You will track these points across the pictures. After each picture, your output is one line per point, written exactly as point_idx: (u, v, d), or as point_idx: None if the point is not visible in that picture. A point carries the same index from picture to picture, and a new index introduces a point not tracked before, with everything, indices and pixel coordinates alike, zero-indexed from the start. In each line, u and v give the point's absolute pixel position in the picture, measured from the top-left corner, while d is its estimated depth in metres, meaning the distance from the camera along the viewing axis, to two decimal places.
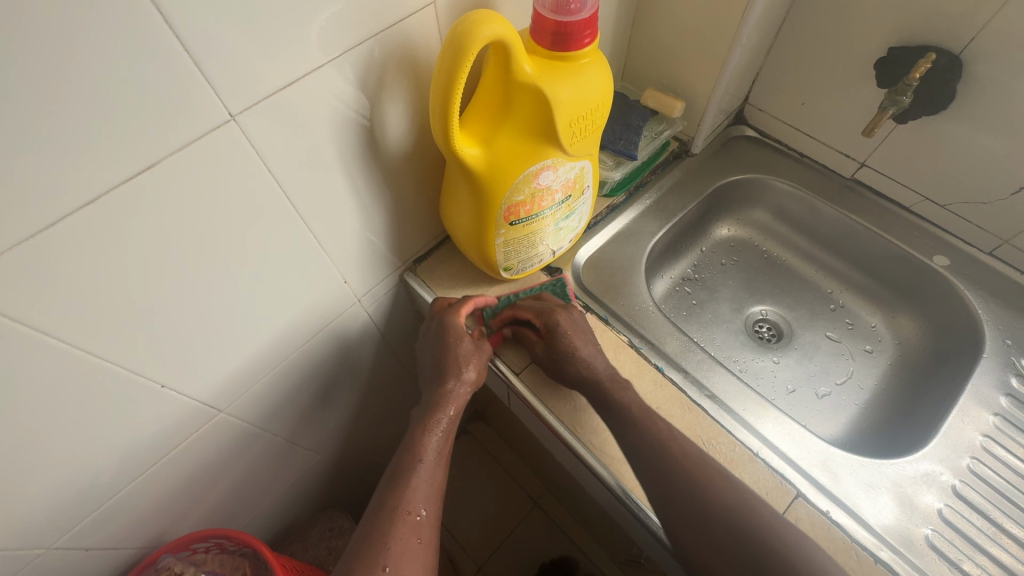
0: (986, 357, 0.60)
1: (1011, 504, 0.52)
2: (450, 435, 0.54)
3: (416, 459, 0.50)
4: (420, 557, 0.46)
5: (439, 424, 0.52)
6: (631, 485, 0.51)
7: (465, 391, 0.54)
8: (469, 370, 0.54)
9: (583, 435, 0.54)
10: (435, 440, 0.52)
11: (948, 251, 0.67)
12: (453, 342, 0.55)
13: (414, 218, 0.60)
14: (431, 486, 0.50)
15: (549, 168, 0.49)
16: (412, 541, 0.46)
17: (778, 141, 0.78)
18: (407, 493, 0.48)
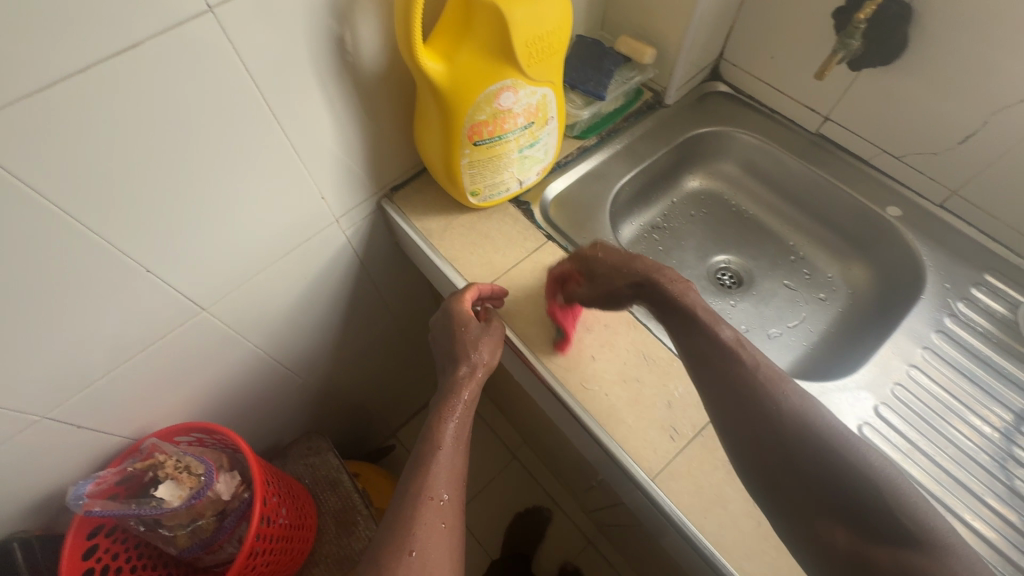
0: (925, 298, 0.63)
1: (928, 425, 0.56)
2: (467, 420, 0.56)
3: (435, 445, 0.53)
4: (443, 540, 0.49)
5: (455, 411, 0.55)
6: (587, 403, 0.55)
7: (477, 375, 0.56)
8: (481, 353, 0.57)
9: (534, 349, 0.59)
10: (452, 428, 0.54)
11: (902, 203, 0.70)
12: (462, 330, 0.57)
13: (390, 144, 0.64)
14: (450, 471, 0.53)
15: (509, 89, 0.53)
16: (437, 523, 0.49)
17: (750, 96, 0.81)
18: (429, 479, 0.51)
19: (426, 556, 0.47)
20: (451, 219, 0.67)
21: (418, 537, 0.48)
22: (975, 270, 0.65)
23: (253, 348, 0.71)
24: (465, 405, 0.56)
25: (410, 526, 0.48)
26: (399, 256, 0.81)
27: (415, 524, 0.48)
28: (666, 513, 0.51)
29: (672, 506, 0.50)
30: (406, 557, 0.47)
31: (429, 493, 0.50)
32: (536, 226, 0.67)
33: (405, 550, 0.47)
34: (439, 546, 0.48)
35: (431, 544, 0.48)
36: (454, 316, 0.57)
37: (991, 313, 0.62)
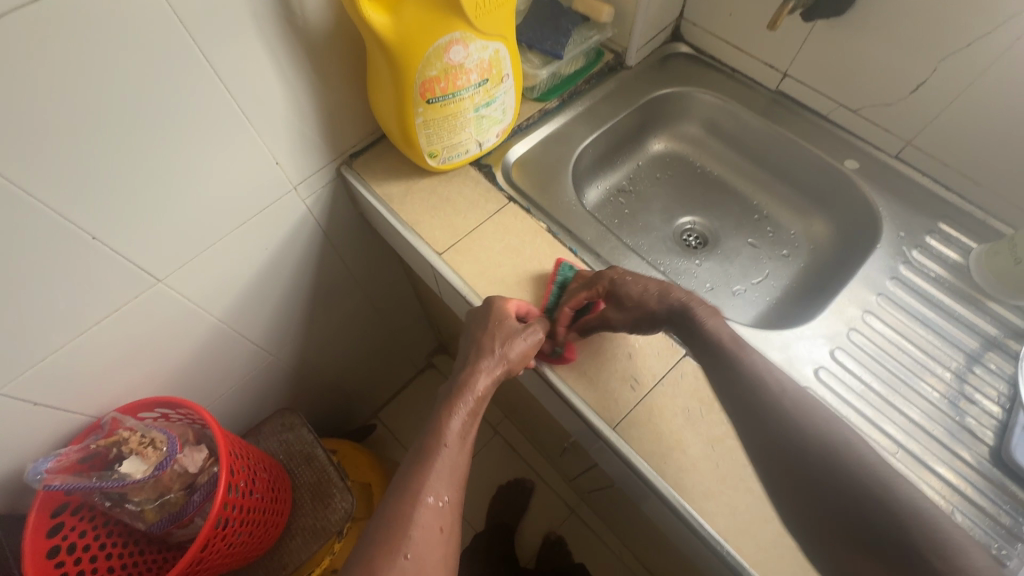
0: (879, 247, 0.65)
1: (881, 367, 0.58)
2: (477, 414, 0.52)
3: (442, 440, 0.49)
4: (439, 546, 0.45)
5: (464, 408, 0.50)
6: (580, 389, 0.54)
7: (496, 370, 0.52)
8: (512, 353, 0.52)
9: (564, 371, 0.55)
10: (460, 423, 0.50)
11: (859, 156, 0.71)
12: (498, 325, 0.53)
13: (345, 107, 0.63)
14: (454, 471, 0.48)
15: (459, 42, 0.52)
16: (434, 528, 0.45)
17: (711, 57, 0.81)
18: (428, 478, 0.46)
19: (420, 561, 0.43)
20: (411, 184, 0.66)
21: (414, 541, 0.44)
22: (929, 219, 0.66)
23: (216, 322, 0.70)
24: (477, 400, 0.51)
25: (407, 529, 0.44)
26: (364, 226, 0.81)
27: (411, 527, 0.44)
28: (626, 460, 0.51)
29: (632, 455, 0.51)
30: (400, 561, 0.42)
31: (430, 494, 0.46)
32: (498, 188, 0.66)
33: (400, 555, 0.43)
34: (436, 551, 0.44)
35: (427, 550, 0.44)
36: (495, 310, 0.54)
37: (944, 259, 0.64)
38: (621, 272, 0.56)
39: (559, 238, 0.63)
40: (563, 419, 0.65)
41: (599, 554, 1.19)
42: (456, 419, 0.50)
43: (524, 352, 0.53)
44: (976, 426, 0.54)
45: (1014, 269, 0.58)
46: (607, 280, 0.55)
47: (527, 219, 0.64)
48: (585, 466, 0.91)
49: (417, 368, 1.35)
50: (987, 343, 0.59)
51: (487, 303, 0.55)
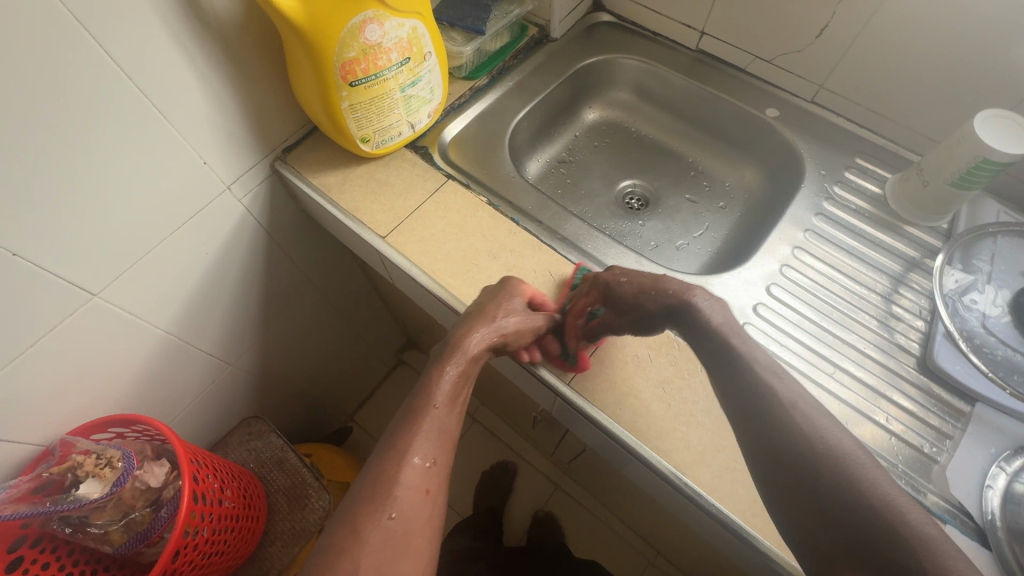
0: (803, 187, 0.69)
1: (815, 297, 0.61)
2: (468, 379, 0.52)
3: (431, 401, 0.49)
4: (426, 508, 0.44)
5: (456, 371, 0.51)
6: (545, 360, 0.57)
7: (490, 338, 0.52)
8: (509, 322, 0.52)
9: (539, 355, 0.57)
10: (449, 386, 0.50)
11: (778, 105, 0.74)
12: (501, 296, 0.54)
13: (269, 100, 0.62)
14: (442, 433, 0.48)
15: (373, 21, 0.52)
16: (421, 488, 0.44)
17: (633, 23, 0.83)
18: (416, 438, 0.46)
19: (406, 522, 0.42)
20: (348, 171, 0.66)
21: (400, 501, 0.43)
22: (847, 156, 0.70)
23: (164, 334, 0.68)
24: (470, 364, 0.52)
25: (392, 488, 0.43)
26: (308, 223, 0.80)
27: (397, 486, 0.43)
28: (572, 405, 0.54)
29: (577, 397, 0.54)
30: (384, 522, 0.42)
31: (418, 455, 0.46)
32: (436, 168, 0.67)
33: (387, 515, 0.42)
34: (422, 513, 0.43)
35: (413, 511, 0.43)
36: (507, 284, 0.55)
37: (863, 192, 0.68)
38: (612, 273, 0.55)
39: (500, 209, 0.64)
40: (532, 392, 0.66)
41: (587, 524, 1.21)
42: (445, 380, 0.50)
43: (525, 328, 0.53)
44: (904, 341, 0.58)
45: (924, 191, 0.62)
46: (601, 284, 0.55)
47: (467, 194, 0.65)
48: (559, 436, 0.93)
49: (387, 366, 1.35)
50: (908, 264, 0.63)
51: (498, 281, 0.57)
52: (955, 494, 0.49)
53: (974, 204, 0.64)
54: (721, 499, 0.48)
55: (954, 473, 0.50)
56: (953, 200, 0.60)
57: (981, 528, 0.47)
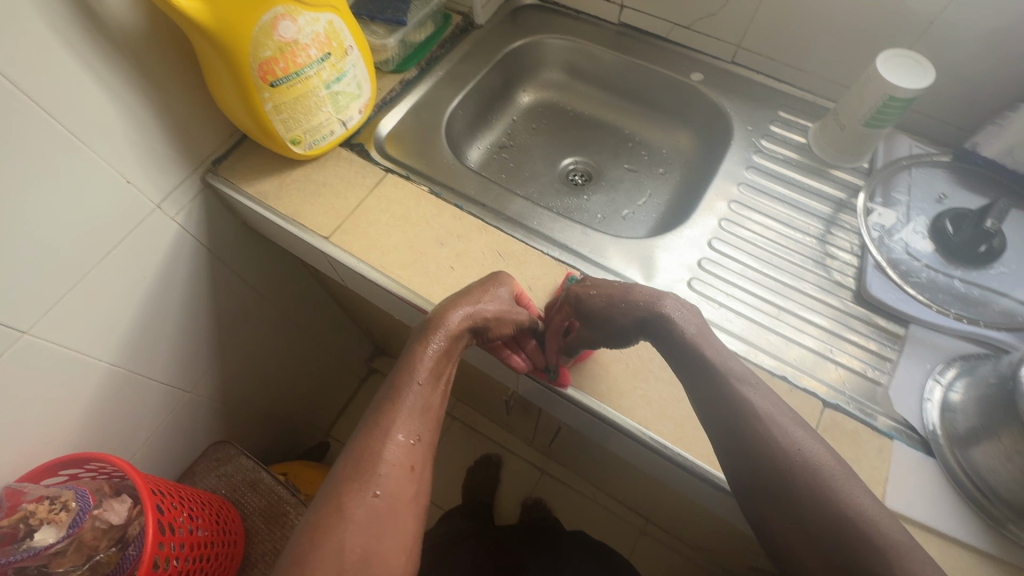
0: (733, 144, 0.71)
1: (754, 246, 0.63)
2: (452, 354, 0.50)
3: (414, 377, 0.47)
4: (411, 484, 0.43)
5: (441, 347, 0.48)
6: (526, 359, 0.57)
7: (475, 315, 0.50)
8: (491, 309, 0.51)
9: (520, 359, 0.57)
10: (434, 362, 0.48)
11: (701, 68, 0.77)
12: (490, 283, 0.53)
13: (190, 111, 0.60)
14: (425, 410, 0.47)
15: (285, 17, 0.51)
16: (405, 466, 0.43)
17: (555, 3, 0.84)
18: (398, 416, 0.45)
19: (390, 497, 0.42)
20: (284, 176, 0.65)
21: (384, 477, 0.42)
22: (770, 110, 0.73)
23: (110, 367, 0.65)
24: (455, 339, 0.49)
25: (375, 465, 0.42)
26: (250, 235, 0.78)
27: (380, 463, 0.42)
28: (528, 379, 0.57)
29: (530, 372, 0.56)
30: (368, 499, 0.41)
31: (401, 432, 0.44)
32: (373, 163, 0.66)
33: (371, 490, 0.41)
34: (407, 489, 0.43)
35: (398, 489, 0.42)
36: (493, 277, 0.54)
37: (789, 142, 0.71)
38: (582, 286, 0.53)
39: (443, 197, 0.64)
40: (499, 375, 0.67)
41: (577, 504, 1.22)
42: (429, 355, 0.48)
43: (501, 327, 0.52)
44: (840, 277, 0.61)
45: (842, 134, 0.65)
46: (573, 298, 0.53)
47: (408, 186, 0.65)
48: (535, 418, 0.93)
49: (358, 376, 1.33)
50: (837, 205, 0.66)
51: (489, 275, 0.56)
52: (898, 410, 0.52)
53: (889, 141, 0.67)
54: (686, 447, 0.50)
55: (896, 392, 0.53)
56: (869, 139, 0.64)
57: (925, 439, 0.50)
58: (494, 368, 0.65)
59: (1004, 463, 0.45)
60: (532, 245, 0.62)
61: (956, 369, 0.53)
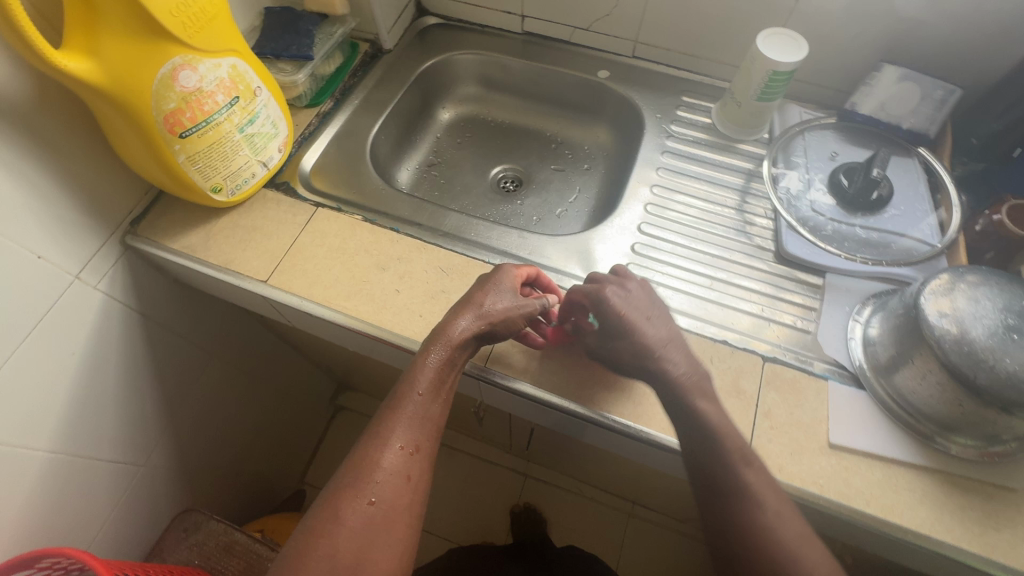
0: (646, 132, 0.75)
1: (680, 224, 0.67)
2: (456, 363, 0.50)
3: (414, 388, 0.48)
4: (406, 494, 0.45)
5: (442, 359, 0.49)
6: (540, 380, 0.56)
7: (475, 325, 0.50)
8: (495, 310, 0.51)
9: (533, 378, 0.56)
10: (433, 374, 0.48)
11: (606, 66, 0.81)
12: (491, 283, 0.53)
13: (98, 173, 0.58)
14: (424, 422, 0.47)
15: (184, 66, 0.50)
16: (400, 476, 0.45)
17: (460, 20, 0.86)
18: (396, 426, 0.46)
19: (384, 506, 0.44)
20: (211, 226, 0.63)
21: (379, 486, 0.44)
22: (675, 97, 0.78)
23: (47, 454, 0.60)
24: (457, 348, 0.49)
25: (372, 473, 0.44)
26: (183, 292, 0.75)
27: (376, 471, 0.44)
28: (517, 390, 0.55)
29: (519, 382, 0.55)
30: (363, 506, 0.43)
31: (399, 441, 0.46)
32: (302, 199, 0.66)
33: (366, 498, 0.43)
34: (401, 498, 0.45)
35: (393, 497, 0.44)
36: (498, 271, 0.54)
37: (696, 124, 0.76)
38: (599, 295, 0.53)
39: (377, 223, 0.65)
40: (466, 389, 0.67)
41: (564, 501, 1.23)
42: (430, 366, 0.48)
43: (507, 318, 0.51)
44: (760, 240, 0.66)
45: (740, 110, 0.70)
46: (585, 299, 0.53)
47: (341, 217, 0.64)
48: (508, 424, 0.94)
49: (324, 417, 1.29)
50: (747, 175, 0.71)
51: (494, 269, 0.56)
52: (829, 353, 0.57)
53: (781, 111, 0.73)
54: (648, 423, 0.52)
55: (823, 337, 0.58)
56: (764, 112, 0.70)
57: (854, 374, 0.55)
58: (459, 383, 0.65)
59: (921, 383, 0.50)
60: (473, 256, 0.63)
61: (871, 306, 0.59)
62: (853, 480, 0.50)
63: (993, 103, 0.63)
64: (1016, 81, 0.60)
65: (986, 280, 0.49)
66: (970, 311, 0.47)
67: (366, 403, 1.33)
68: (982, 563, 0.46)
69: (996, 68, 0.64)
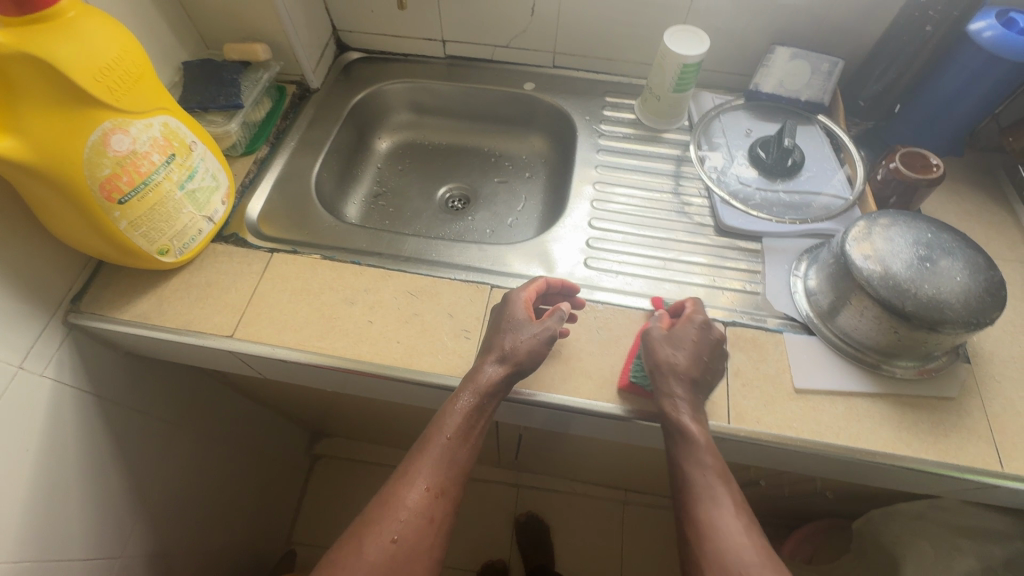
0: (579, 135, 0.80)
1: (626, 215, 0.72)
2: (484, 411, 0.51)
3: (442, 432, 0.50)
4: (427, 536, 0.46)
5: (469, 406, 0.50)
6: (553, 389, 0.56)
7: (500, 369, 0.52)
8: (521, 352, 0.52)
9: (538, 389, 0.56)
10: (461, 419, 0.50)
11: (531, 78, 0.85)
12: (509, 318, 0.54)
13: (29, 251, 0.54)
14: (450, 466, 0.49)
15: (115, 130, 0.49)
16: (422, 518, 0.47)
17: (382, 52, 0.88)
18: (420, 469, 0.48)
19: (405, 545, 0.46)
20: (162, 289, 0.61)
21: (401, 524, 0.46)
22: (599, 99, 0.83)
23: (11, 566, 0.55)
24: (484, 396, 0.51)
25: (396, 512, 0.47)
26: (137, 365, 0.71)
27: (400, 510, 0.47)
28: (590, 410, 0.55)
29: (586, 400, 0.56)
30: (385, 544, 0.45)
31: (424, 483, 0.48)
32: (254, 248, 0.64)
33: (387, 535, 0.46)
34: (422, 540, 0.46)
35: (415, 538, 0.46)
36: (512, 303, 0.56)
37: (623, 121, 0.81)
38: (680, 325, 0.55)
39: (336, 259, 0.65)
40: None
41: (560, 504, 1.24)
42: (458, 413, 0.50)
43: (531, 349, 0.52)
44: (700, 218, 0.71)
45: (660, 103, 0.76)
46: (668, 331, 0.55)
47: (298, 259, 0.64)
48: (495, 435, 0.95)
49: (302, 470, 1.24)
50: (677, 161, 0.77)
51: (502, 303, 0.57)
52: (778, 308, 0.62)
53: (696, 100, 0.80)
54: (634, 403, 0.55)
55: (772, 295, 0.63)
56: (681, 101, 0.76)
57: (804, 323, 0.61)
58: None
59: (861, 320, 0.56)
60: (439, 276, 0.64)
61: (806, 261, 0.65)
62: (821, 418, 0.55)
63: (871, 68, 0.72)
64: (885, 47, 0.69)
65: (895, 220, 0.56)
66: (888, 250, 0.54)
67: (344, 446, 1.29)
68: (941, 468, 0.52)
69: (867, 39, 0.73)
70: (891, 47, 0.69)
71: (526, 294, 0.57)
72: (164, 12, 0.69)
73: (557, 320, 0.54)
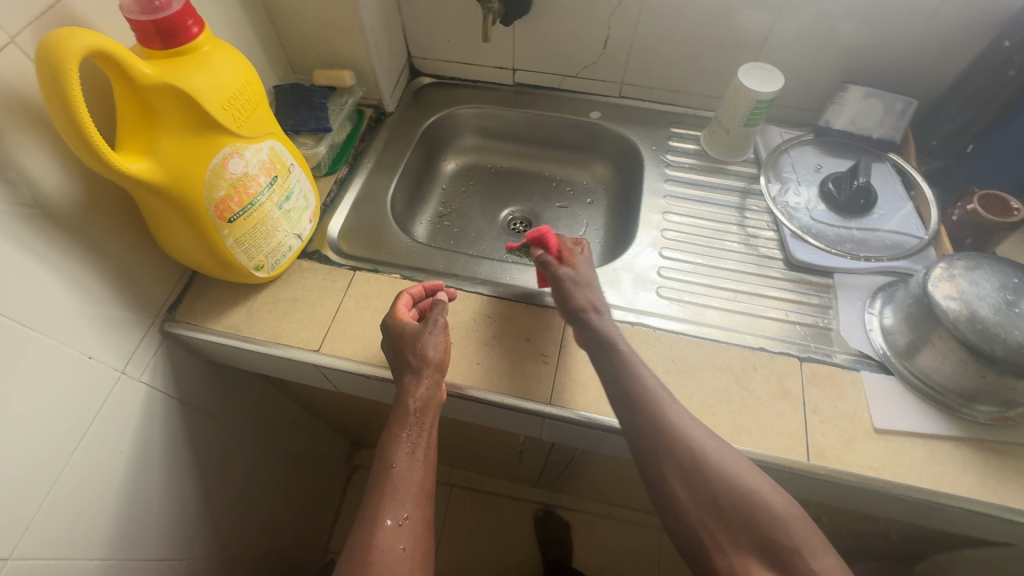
0: (645, 164, 0.81)
1: (692, 244, 0.73)
2: (426, 426, 0.52)
3: (391, 458, 0.49)
4: (407, 565, 0.44)
5: (406, 423, 0.51)
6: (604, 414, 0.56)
7: (426, 380, 0.53)
8: (436, 355, 0.54)
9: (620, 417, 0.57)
10: (405, 439, 0.50)
11: (597, 108, 0.88)
12: (406, 334, 0.55)
13: (138, 262, 0.57)
14: (406, 488, 0.48)
15: (233, 155, 0.52)
16: (396, 549, 0.44)
17: (452, 78, 0.91)
18: (381, 501, 0.47)
19: None
20: (251, 303, 0.63)
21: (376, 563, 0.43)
22: (666, 129, 0.85)
23: (97, 563, 0.57)
24: (417, 412, 0.52)
25: (369, 552, 0.44)
26: (215, 372, 0.73)
27: (373, 547, 0.44)
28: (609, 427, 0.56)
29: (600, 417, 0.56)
30: None
31: (389, 516, 0.46)
32: (337, 265, 0.67)
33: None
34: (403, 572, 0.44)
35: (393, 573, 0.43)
36: (392, 327, 0.56)
37: (688, 151, 0.82)
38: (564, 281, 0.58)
39: (416, 278, 0.67)
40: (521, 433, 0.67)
41: (598, 527, 1.23)
42: (402, 435, 0.50)
43: (440, 344, 0.55)
44: (769, 251, 0.72)
45: (728, 136, 0.77)
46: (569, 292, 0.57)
47: (380, 278, 0.66)
48: (546, 456, 0.95)
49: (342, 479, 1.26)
50: (743, 193, 0.77)
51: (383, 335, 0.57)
52: (853, 345, 0.62)
53: (764, 134, 0.81)
54: None
55: (846, 331, 0.63)
56: (750, 135, 0.77)
57: (880, 361, 0.61)
58: (514, 428, 0.65)
59: (943, 361, 0.56)
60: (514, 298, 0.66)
61: (881, 298, 0.65)
62: (903, 459, 0.55)
63: (945, 108, 0.72)
64: (962, 88, 0.70)
65: (978, 262, 0.56)
66: (974, 292, 0.53)
67: None
68: None
69: (940, 80, 0.74)
70: (966, 91, 0.69)
71: (398, 313, 0.57)
72: (261, 39, 0.73)
73: (439, 309, 0.57)
